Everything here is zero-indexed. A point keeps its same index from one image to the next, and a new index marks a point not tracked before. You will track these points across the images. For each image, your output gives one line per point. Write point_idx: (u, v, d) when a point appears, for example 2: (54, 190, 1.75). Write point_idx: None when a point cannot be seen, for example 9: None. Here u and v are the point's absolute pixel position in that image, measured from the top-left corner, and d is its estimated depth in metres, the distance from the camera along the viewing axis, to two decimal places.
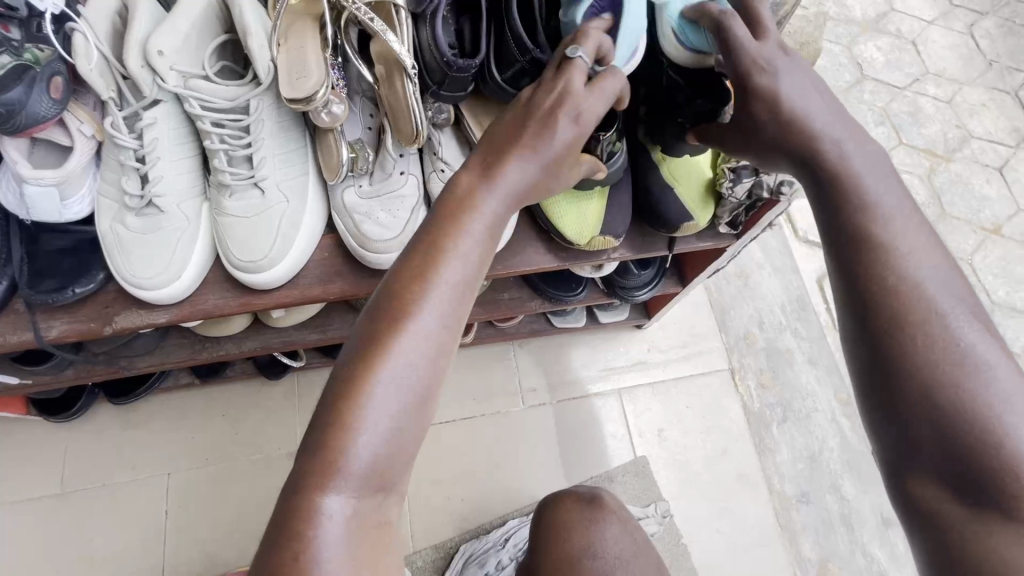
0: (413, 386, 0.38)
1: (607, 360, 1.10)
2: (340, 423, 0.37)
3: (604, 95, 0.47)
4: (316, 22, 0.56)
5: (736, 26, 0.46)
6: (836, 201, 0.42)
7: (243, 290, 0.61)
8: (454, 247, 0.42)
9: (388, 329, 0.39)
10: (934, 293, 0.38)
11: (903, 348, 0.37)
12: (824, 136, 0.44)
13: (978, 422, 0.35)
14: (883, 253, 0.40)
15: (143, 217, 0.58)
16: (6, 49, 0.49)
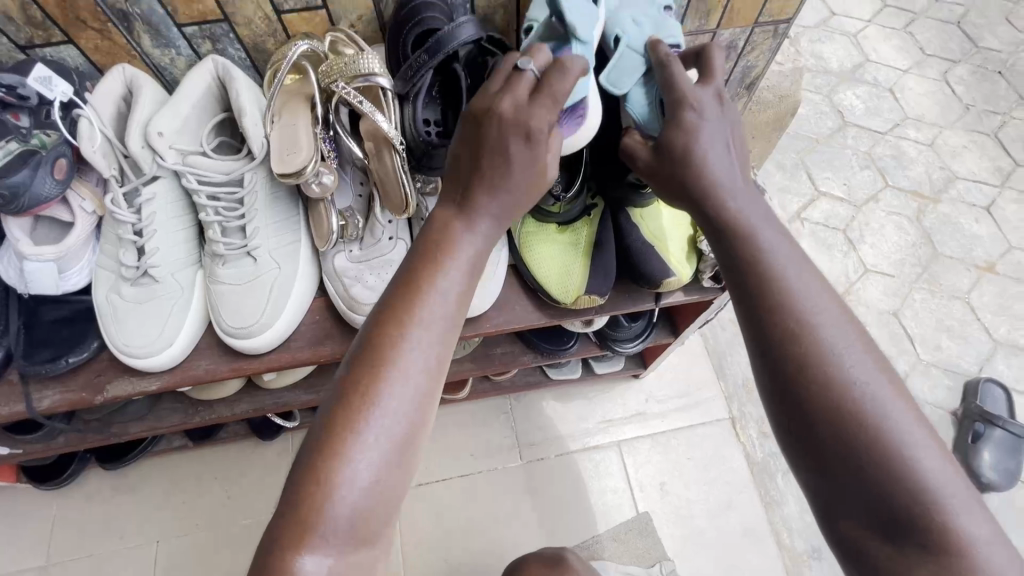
0: (387, 443, 0.38)
1: (605, 412, 1.09)
2: (325, 472, 0.36)
3: (554, 94, 0.45)
4: (308, 102, 0.59)
5: (674, 67, 0.51)
6: (736, 250, 0.44)
7: (233, 356, 0.62)
8: (434, 284, 0.42)
9: (366, 380, 0.39)
10: (832, 336, 0.39)
11: (809, 396, 0.38)
12: (723, 180, 0.46)
13: (889, 462, 0.35)
14: (782, 298, 0.41)
15: (138, 287, 0.60)
16: (15, 136, 0.51)
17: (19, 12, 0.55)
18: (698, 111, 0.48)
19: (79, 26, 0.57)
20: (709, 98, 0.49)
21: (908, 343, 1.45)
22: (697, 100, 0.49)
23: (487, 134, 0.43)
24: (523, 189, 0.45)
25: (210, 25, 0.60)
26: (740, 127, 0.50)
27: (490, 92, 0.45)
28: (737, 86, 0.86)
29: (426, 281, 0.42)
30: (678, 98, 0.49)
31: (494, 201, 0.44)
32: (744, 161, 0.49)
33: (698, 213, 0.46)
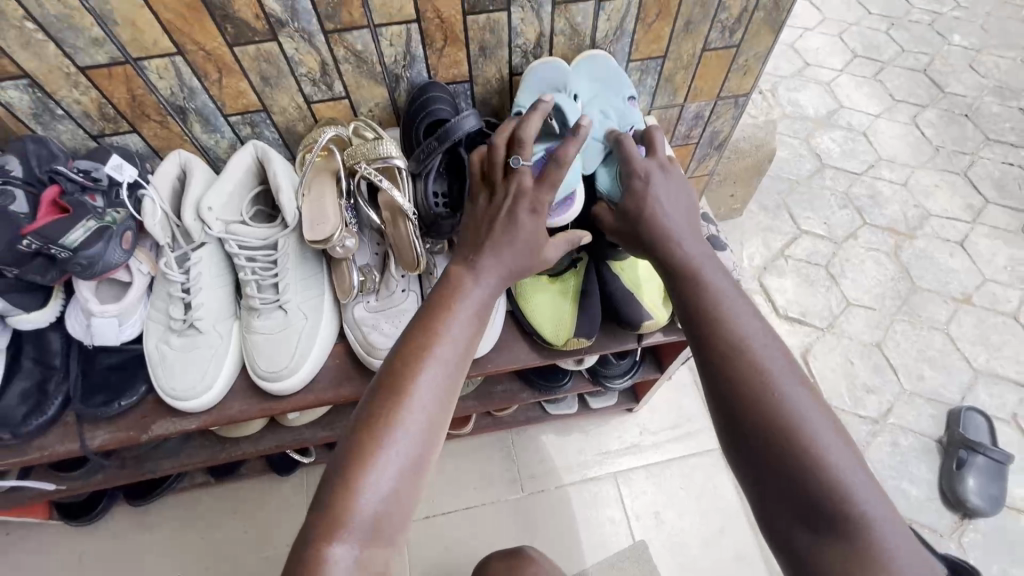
0: (407, 454, 0.46)
1: (601, 445, 1.16)
2: (357, 473, 0.44)
3: (546, 177, 0.58)
4: (334, 178, 0.70)
5: (629, 145, 0.66)
6: (691, 292, 0.56)
7: (264, 397, 0.70)
8: (449, 321, 0.52)
9: (392, 399, 0.47)
10: (764, 356, 0.51)
11: (745, 404, 0.49)
12: (676, 233, 0.60)
13: (808, 455, 0.46)
14: (724, 328, 0.53)
15: (184, 337, 0.69)
16: (93, 215, 0.61)
17: (96, 110, 0.66)
18: (644, 179, 0.63)
19: (143, 119, 0.68)
20: (654, 168, 0.64)
21: (891, 374, 1.52)
22: (647, 172, 0.63)
23: (500, 212, 0.57)
24: (524, 249, 0.57)
25: (251, 114, 0.71)
26: (687, 190, 0.63)
27: (498, 181, 0.59)
28: (709, 147, 0.96)
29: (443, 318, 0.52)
30: (633, 170, 0.64)
31: (500, 259, 0.56)
32: (697, 218, 0.62)
33: (657, 260, 0.60)
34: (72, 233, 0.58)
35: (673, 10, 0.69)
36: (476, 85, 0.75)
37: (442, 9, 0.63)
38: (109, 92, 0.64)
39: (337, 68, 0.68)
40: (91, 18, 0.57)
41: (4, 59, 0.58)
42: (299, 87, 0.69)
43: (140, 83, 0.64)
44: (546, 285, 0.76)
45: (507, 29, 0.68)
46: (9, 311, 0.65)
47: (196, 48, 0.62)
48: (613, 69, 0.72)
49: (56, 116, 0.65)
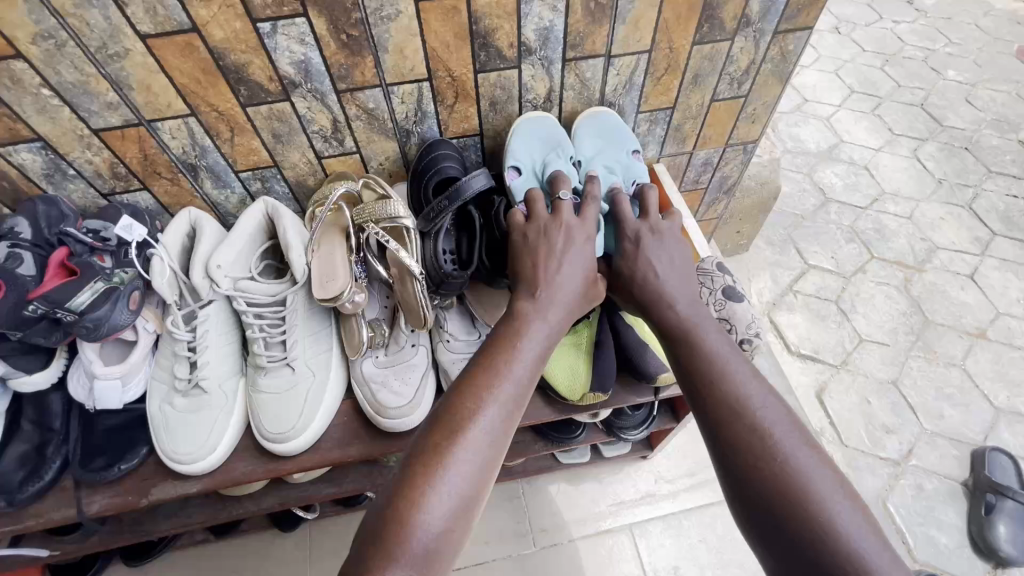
0: (467, 488, 0.45)
1: (615, 494, 1.12)
2: (405, 514, 0.43)
3: (592, 217, 0.64)
4: (344, 235, 0.69)
5: (623, 206, 0.67)
6: (687, 349, 0.56)
7: (269, 458, 0.68)
8: (512, 362, 0.53)
9: (454, 431, 0.47)
10: (764, 416, 0.49)
11: (745, 467, 0.47)
12: (668, 291, 0.59)
13: (817, 522, 0.43)
14: (722, 387, 0.52)
15: (188, 398, 0.67)
16: (102, 276, 0.60)
17: (108, 169, 0.66)
18: (635, 242, 0.63)
19: (154, 177, 0.68)
20: (644, 230, 0.64)
21: (909, 413, 1.48)
22: (637, 233, 0.64)
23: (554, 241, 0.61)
24: (585, 282, 0.60)
25: (261, 170, 0.71)
26: (680, 247, 0.63)
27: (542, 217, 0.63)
28: (717, 192, 0.96)
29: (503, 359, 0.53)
30: (625, 232, 0.65)
31: (562, 297, 0.58)
32: (691, 273, 0.62)
33: (651, 318, 0.60)
34: (79, 296, 0.57)
35: (681, 65, 0.69)
36: (486, 139, 0.75)
37: (454, 68, 0.64)
38: (122, 152, 0.64)
39: (348, 126, 0.68)
40: (106, 83, 0.57)
41: (19, 123, 0.58)
42: (311, 144, 0.69)
43: (153, 144, 0.64)
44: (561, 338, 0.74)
45: (518, 85, 0.68)
46: (10, 374, 0.63)
47: (210, 109, 0.62)
48: (618, 124, 0.73)
49: (67, 176, 0.65)
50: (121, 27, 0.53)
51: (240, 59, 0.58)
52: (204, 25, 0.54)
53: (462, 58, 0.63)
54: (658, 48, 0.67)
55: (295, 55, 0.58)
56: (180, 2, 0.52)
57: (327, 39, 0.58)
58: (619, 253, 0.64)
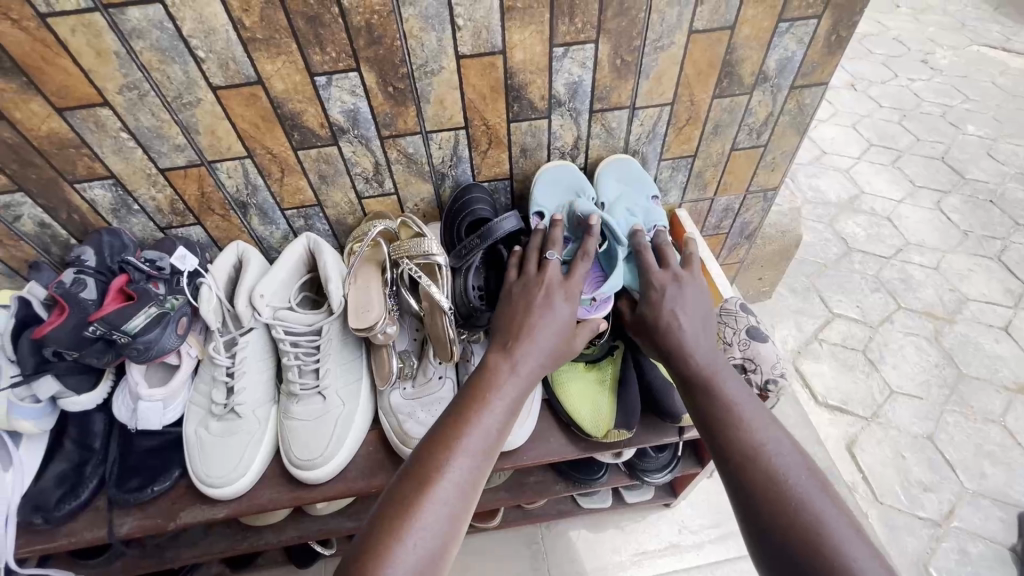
0: (439, 535, 0.46)
1: (638, 544, 1.08)
2: (372, 569, 0.43)
3: (580, 279, 0.65)
4: (380, 271, 0.73)
5: (647, 254, 0.69)
6: (702, 393, 0.57)
7: (294, 487, 0.69)
8: (484, 409, 0.54)
9: (429, 478, 0.48)
10: (778, 462, 0.50)
11: (761, 511, 0.47)
12: (689, 339, 0.60)
13: (833, 566, 0.43)
14: (737, 433, 0.53)
15: (223, 422, 0.69)
16: (155, 301, 0.64)
17: (168, 205, 0.72)
18: (659, 291, 0.65)
19: (208, 213, 0.74)
20: (669, 279, 0.66)
21: (947, 470, 1.41)
22: (660, 283, 0.66)
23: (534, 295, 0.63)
24: (562, 335, 0.61)
25: (306, 208, 0.76)
26: (703, 298, 0.65)
27: (527, 277, 0.65)
28: (738, 237, 0.98)
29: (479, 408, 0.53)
30: (649, 282, 0.67)
31: (533, 350, 0.59)
32: (712, 321, 0.64)
33: (671, 365, 0.61)
34: (134, 319, 0.61)
35: (702, 116, 0.74)
36: (516, 182, 0.79)
37: (489, 118, 0.69)
38: (182, 189, 0.70)
39: (389, 169, 0.73)
40: (176, 128, 0.63)
41: (97, 163, 0.65)
42: (353, 184, 0.74)
43: (211, 182, 0.70)
44: (591, 376, 0.76)
45: (547, 134, 0.73)
46: (62, 393, 0.67)
47: (265, 152, 0.68)
48: (637, 171, 0.77)
49: (132, 211, 0.71)
50: (196, 79, 0.59)
51: (297, 108, 0.64)
52: (268, 78, 0.60)
53: (497, 109, 0.68)
54: (680, 101, 0.71)
55: (346, 104, 0.64)
56: (250, 58, 0.58)
57: (376, 90, 0.63)
58: (642, 302, 0.66)
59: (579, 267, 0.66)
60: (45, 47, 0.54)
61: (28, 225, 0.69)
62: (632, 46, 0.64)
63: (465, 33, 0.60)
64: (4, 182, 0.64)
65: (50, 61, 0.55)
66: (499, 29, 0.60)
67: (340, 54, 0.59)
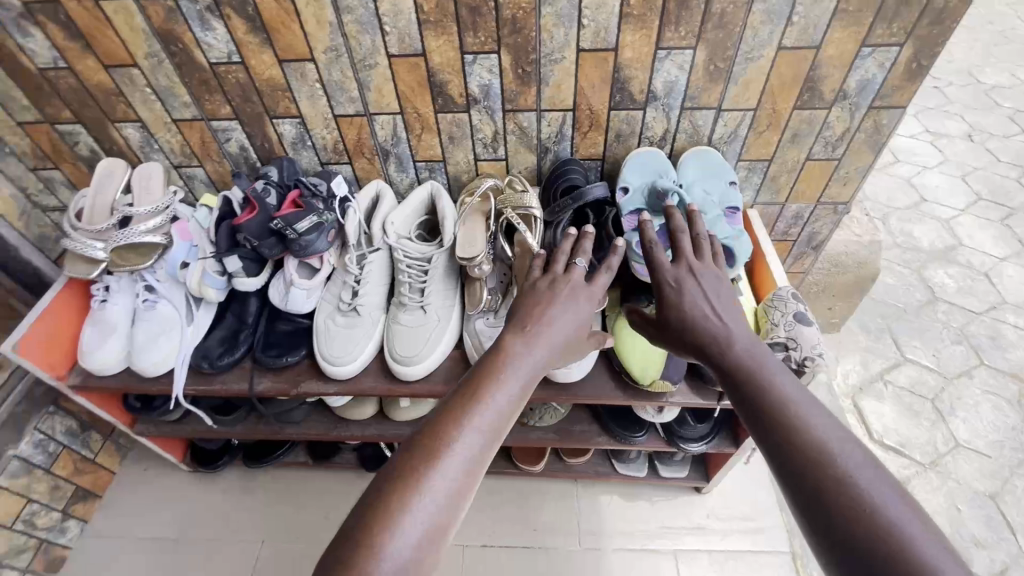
0: (455, 479, 0.50)
1: (664, 519, 1.17)
2: (398, 497, 0.47)
3: (602, 285, 0.69)
4: (485, 219, 0.89)
5: (657, 250, 0.66)
6: (749, 383, 0.54)
7: (390, 379, 0.86)
8: (502, 380, 0.57)
9: (451, 430, 0.52)
10: (836, 451, 0.46)
11: (819, 496, 0.44)
12: (722, 333, 0.58)
13: (902, 556, 0.39)
14: (788, 423, 0.49)
15: (346, 317, 0.88)
16: (317, 212, 0.83)
17: (331, 145, 0.92)
18: (675, 286, 0.62)
19: (359, 156, 0.93)
20: (684, 273, 0.63)
21: (1007, 533, 1.35)
22: (678, 280, 0.63)
23: (551, 293, 0.66)
24: (575, 329, 0.65)
25: (433, 162, 0.94)
26: (725, 284, 0.62)
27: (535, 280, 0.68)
28: (806, 246, 1.05)
29: (494, 382, 0.56)
30: (661, 281, 0.63)
31: (544, 335, 0.62)
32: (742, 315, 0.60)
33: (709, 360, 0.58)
34: (303, 222, 0.81)
35: (782, 124, 0.83)
36: (607, 164, 0.93)
37: (594, 104, 0.83)
38: (345, 133, 0.90)
39: (504, 138, 0.89)
40: (355, 84, 0.83)
41: (293, 105, 0.86)
42: (473, 148, 0.91)
43: (367, 131, 0.89)
44: None
45: (641, 123, 0.86)
46: (237, 273, 0.88)
47: (413, 111, 0.86)
48: (717, 160, 0.86)
49: (305, 145, 0.92)
50: (378, 48, 0.78)
51: (445, 78, 0.81)
52: (430, 52, 0.78)
53: (602, 97, 0.82)
54: (763, 108, 0.81)
55: (483, 79, 0.81)
56: (420, 35, 0.76)
57: (508, 71, 0.80)
58: (659, 302, 0.63)
59: (601, 276, 0.69)
60: (285, 14, 0.75)
61: (232, 147, 0.93)
62: (725, 55, 0.76)
63: (587, 32, 0.75)
64: (228, 112, 0.87)
65: (286, 25, 0.76)
66: (615, 30, 0.74)
67: (487, 39, 0.76)
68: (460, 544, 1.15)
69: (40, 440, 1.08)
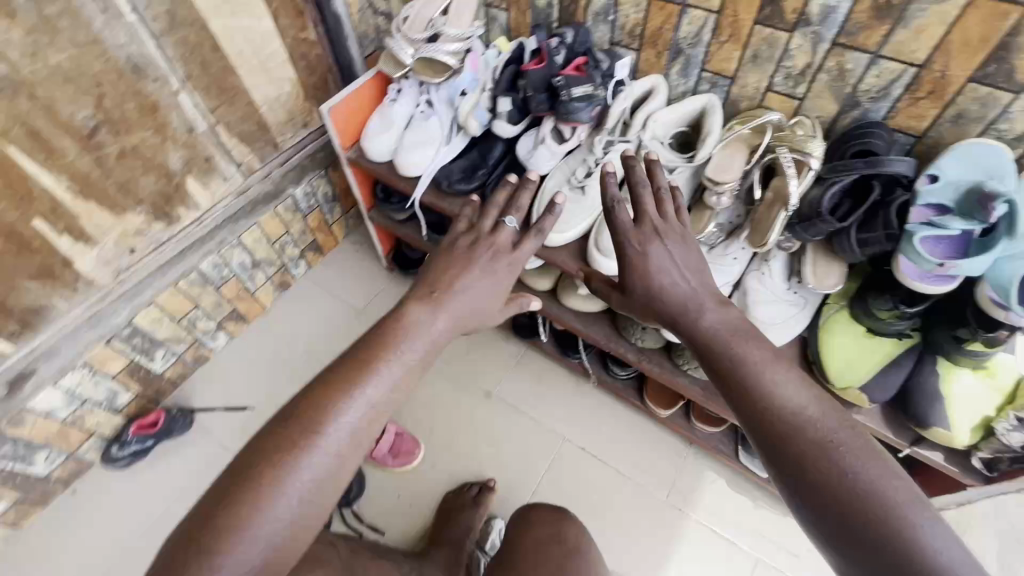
0: (336, 447, 0.52)
1: (761, 526, 1.12)
2: (273, 463, 0.50)
3: (529, 247, 0.76)
4: (748, 151, 0.85)
5: (619, 208, 0.69)
6: (725, 355, 0.55)
7: (583, 263, 0.90)
8: (395, 352, 0.59)
9: (337, 400, 0.54)
10: (813, 422, 0.47)
11: (799, 458, 0.46)
12: (688, 301, 0.61)
13: (886, 519, 0.41)
14: (759, 394, 0.50)
15: (572, 192, 0.92)
16: (595, 85, 0.86)
17: (630, 26, 0.92)
18: (640, 246, 0.66)
19: (650, 46, 0.92)
20: (651, 232, 0.67)
21: None
22: (646, 241, 0.67)
23: (469, 251, 0.73)
24: (489, 302, 0.70)
25: (719, 77, 0.89)
26: (689, 245, 0.67)
27: (457, 233, 0.76)
28: None
29: (380, 362, 0.58)
30: (624, 242, 0.67)
31: (453, 306, 0.66)
32: (708, 283, 0.63)
33: (681, 328, 0.60)
34: (580, 88, 0.85)
35: None
36: (921, 144, 0.78)
37: (950, 69, 0.69)
38: (650, 18, 0.88)
39: (814, 75, 0.80)
40: None
41: None
42: (772, 75, 0.83)
43: (673, 22, 0.87)
44: (873, 334, 0.75)
45: (999, 111, 0.69)
46: (501, 119, 0.97)
47: (731, 15, 0.80)
48: None
49: (606, 19, 0.93)
50: None
51: None
52: None
53: (968, 63, 0.68)
54: None
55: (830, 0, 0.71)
56: None
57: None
58: (623, 264, 0.67)
59: (530, 243, 0.76)
60: None
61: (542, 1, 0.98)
62: None
63: None
64: None
65: None
66: None
67: None
68: (561, 435, 1.24)
69: (309, 191, 1.40)
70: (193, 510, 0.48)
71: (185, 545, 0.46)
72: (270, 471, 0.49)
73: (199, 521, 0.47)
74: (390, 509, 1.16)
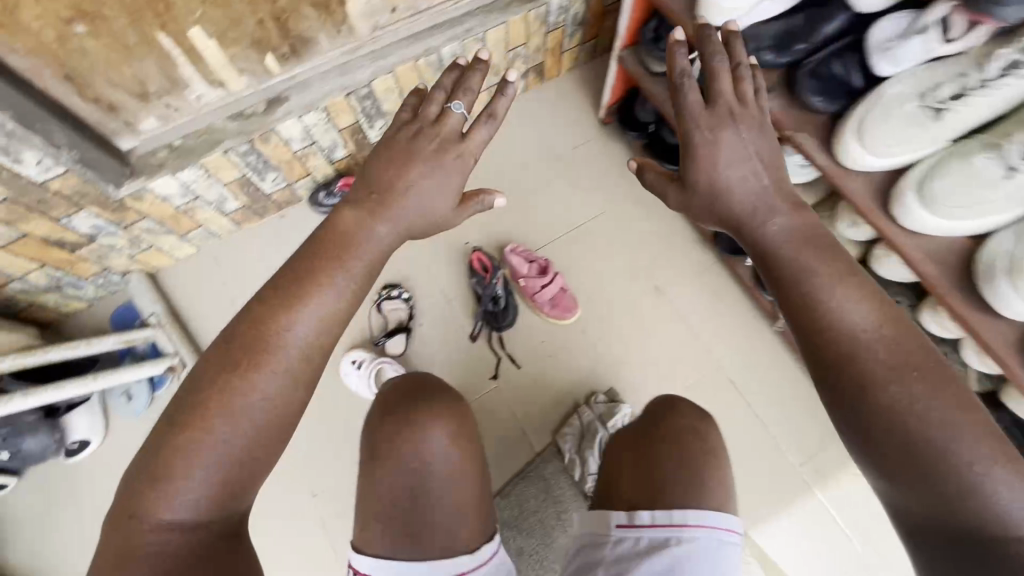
0: (288, 364, 0.59)
1: (886, 536, 1.07)
2: (231, 382, 0.57)
3: (481, 137, 0.69)
4: None
5: (686, 83, 0.67)
6: (790, 273, 0.60)
7: (878, 199, 0.78)
8: (339, 271, 0.62)
9: (283, 324, 0.59)
10: (859, 341, 0.55)
11: (847, 372, 0.54)
12: (749, 209, 0.64)
13: (914, 424, 0.51)
14: (816, 311, 0.57)
15: (919, 110, 0.72)
16: None
17: None
18: (710, 130, 0.65)
19: None
20: (727, 114, 0.65)
21: None
22: (715, 128, 0.65)
23: (406, 145, 0.67)
24: (427, 211, 0.66)
25: None
26: (761, 128, 0.66)
27: (400, 123, 0.69)
28: None
29: (324, 280, 0.61)
30: (688, 126, 0.66)
31: (399, 212, 0.65)
32: (766, 177, 0.64)
33: (747, 243, 0.64)
34: None
35: None
36: None
37: None
38: None
39: None
40: None
41: None
42: None
43: None
44: None
45: None
46: None
47: None
48: None
49: None
50: None
51: None
52: None
53: None
54: None
55: None
56: None
57: None
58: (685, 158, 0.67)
59: (479, 130, 0.69)
60: None
61: None
62: None
63: None
64: None
65: None
66: None
67: None
68: (717, 362, 1.19)
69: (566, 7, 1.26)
70: (160, 427, 0.56)
71: (161, 448, 0.55)
72: (235, 390, 0.56)
73: (173, 427, 0.55)
74: (533, 350, 1.21)
